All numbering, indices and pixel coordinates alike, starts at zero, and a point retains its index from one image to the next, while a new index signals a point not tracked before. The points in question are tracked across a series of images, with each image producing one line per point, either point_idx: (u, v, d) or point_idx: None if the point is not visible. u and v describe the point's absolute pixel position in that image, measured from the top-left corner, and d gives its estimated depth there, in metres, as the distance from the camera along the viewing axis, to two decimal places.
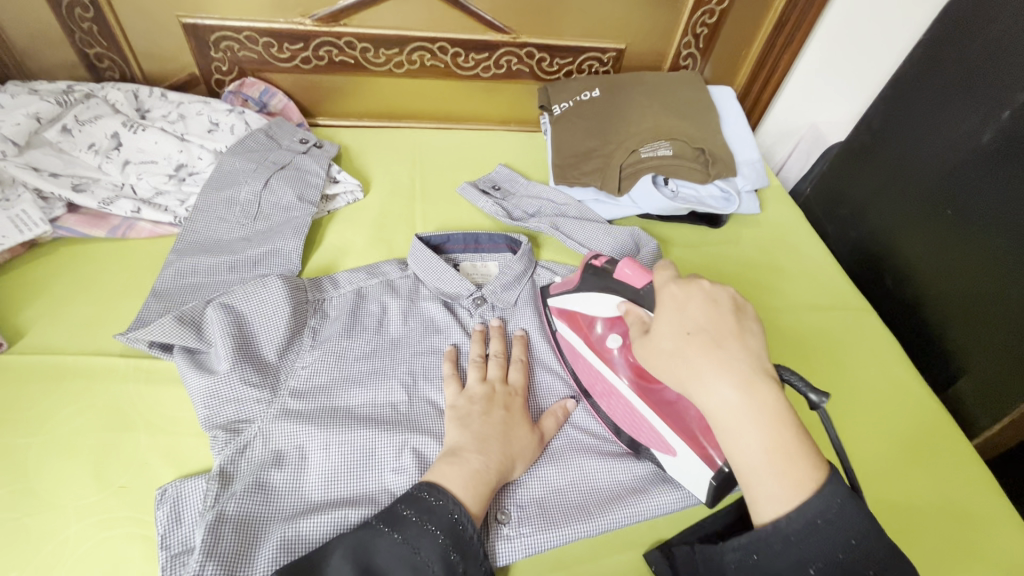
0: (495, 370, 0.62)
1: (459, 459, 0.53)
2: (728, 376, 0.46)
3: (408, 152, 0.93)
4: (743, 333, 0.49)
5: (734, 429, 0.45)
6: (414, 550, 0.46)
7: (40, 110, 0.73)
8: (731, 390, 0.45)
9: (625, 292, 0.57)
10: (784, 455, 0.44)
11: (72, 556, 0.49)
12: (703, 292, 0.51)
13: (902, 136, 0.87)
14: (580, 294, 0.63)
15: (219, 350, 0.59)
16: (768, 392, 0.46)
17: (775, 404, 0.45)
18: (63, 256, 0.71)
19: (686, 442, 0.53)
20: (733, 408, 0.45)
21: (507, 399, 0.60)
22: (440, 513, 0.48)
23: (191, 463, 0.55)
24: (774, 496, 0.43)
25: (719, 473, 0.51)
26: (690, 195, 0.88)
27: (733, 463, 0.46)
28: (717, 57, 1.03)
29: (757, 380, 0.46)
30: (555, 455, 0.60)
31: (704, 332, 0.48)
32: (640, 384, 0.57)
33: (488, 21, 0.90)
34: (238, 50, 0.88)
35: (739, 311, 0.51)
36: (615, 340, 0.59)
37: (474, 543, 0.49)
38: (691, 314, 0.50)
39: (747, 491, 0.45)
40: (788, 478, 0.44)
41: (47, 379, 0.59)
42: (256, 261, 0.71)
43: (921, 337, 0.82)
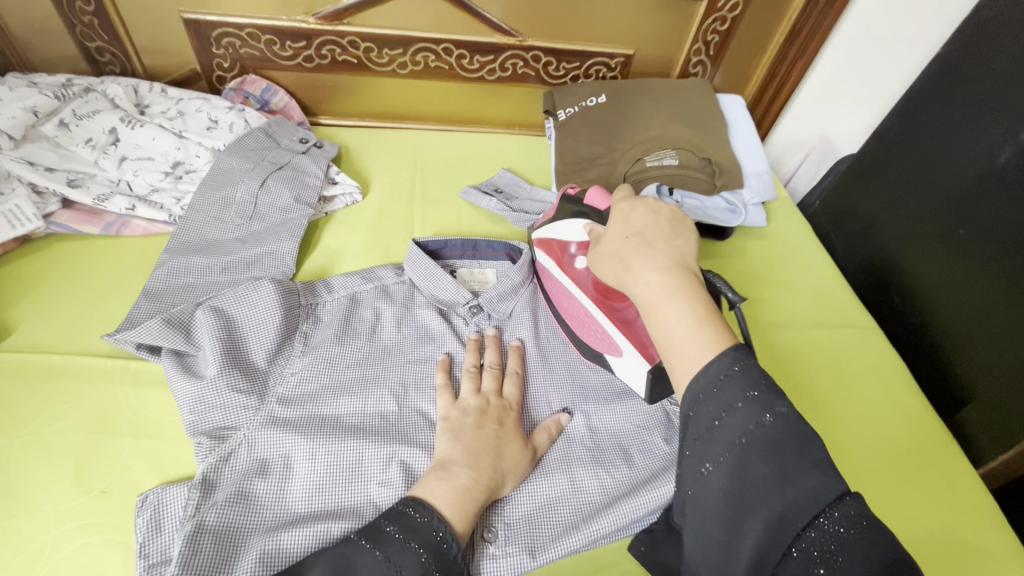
0: (488, 382, 0.61)
1: (446, 475, 0.51)
2: (654, 263, 0.48)
3: (410, 154, 0.92)
4: (677, 238, 0.52)
5: (655, 306, 0.46)
6: (396, 569, 0.45)
7: (38, 104, 0.73)
8: (654, 273, 0.47)
9: (592, 213, 0.64)
10: (700, 323, 0.44)
11: (48, 563, 0.48)
12: (646, 205, 0.55)
13: (914, 151, 0.85)
14: (555, 222, 0.69)
15: (207, 354, 0.58)
16: (691, 278, 0.47)
17: (696, 286, 0.46)
18: (56, 251, 0.71)
19: (632, 343, 0.59)
20: (654, 288, 0.47)
21: (500, 413, 0.58)
22: (424, 531, 0.47)
23: (174, 470, 0.54)
24: (688, 360, 0.43)
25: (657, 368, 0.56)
26: (695, 205, 0.84)
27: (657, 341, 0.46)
28: (727, 65, 1.01)
29: (681, 268, 0.48)
30: (546, 471, 0.58)
31: (639, 235, 0.52)
32: (600, 299, 0.62)
33: (494, 23, 0.88)
34: (240, 46, 0.87)
35: (680, 220, 0.53)
36: (583, 260, 0.65)
37: (459, 563, 0.47)
38: (632, 221, 0.54)
39: (671, 363, 0.45)
40: (701, 342, 0.44)
41: (33, 379, 0.58)
42: (250, 263, 0.70)
43: (928, 358, 0.80)
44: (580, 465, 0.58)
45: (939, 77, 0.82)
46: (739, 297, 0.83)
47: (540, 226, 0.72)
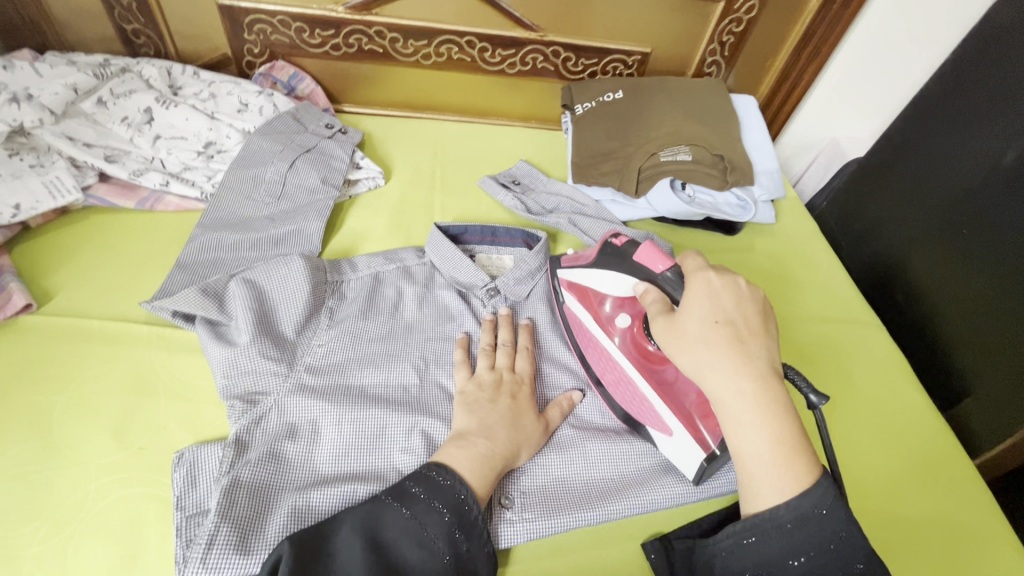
0: (502, 358, 0.63)
1: (466, 443, 0.54)
2: (749, 371, 0.48)
3: (431, 143, 0.95)
4: (765, 333, 0.51)
5: (745, 420, 0.47)
6: (421, 525, 0.48)
7: (78, 82, 0.75)
8: (749, 384, 0.47)
9: (642, 273, 0.59)
10: (789, 453, 0.47)
11: (90, 511, 0.51)
12: (736, 288, 0.53)
13: (921, 154, 0.88)
14: (594, 270, 0.64)
15: (239, 323, 0.61)
16: (782, 394, 0.48)
17: (786, 405, 0.47)
18: (93, 223, 0.73)
19: (684, 424, 0.56)
20: (746, 401, 0.47)
21: (514, 388, 0.61)
22: (447, 492, 0.50)
23: (208, 431, 0.57)
24: (773, 490, 0.46)
25: (710, 454, 0.55)
26: (706, 200, 0.88)
27: (736, 453, 0.48)
28: (740, 66, 1.04)
29: (773, 381, 0.48)
30: (559, 444, 0.61)
31: (731, 326, 0.50)
32: (642, 363, 0.60)
33: (517, 18, 0.91)
34: (271, 33, 0.90)
35: (767, 314, 0.53)
36: (625, 320, 0.62)
37: (479, 524, 0.50)
38: (722, 304, 0.51)
39: (744, 478, 0.48)
40: (788, 476, 0.46)
41: (74, 341, 0.61)
42: (278, 241, 0.73)
43: (929, 354, 0.83)
44: (591, 442, 0.61)
45: (947, 82, 0.85)
46: None
47: (571, 266, 0.67)
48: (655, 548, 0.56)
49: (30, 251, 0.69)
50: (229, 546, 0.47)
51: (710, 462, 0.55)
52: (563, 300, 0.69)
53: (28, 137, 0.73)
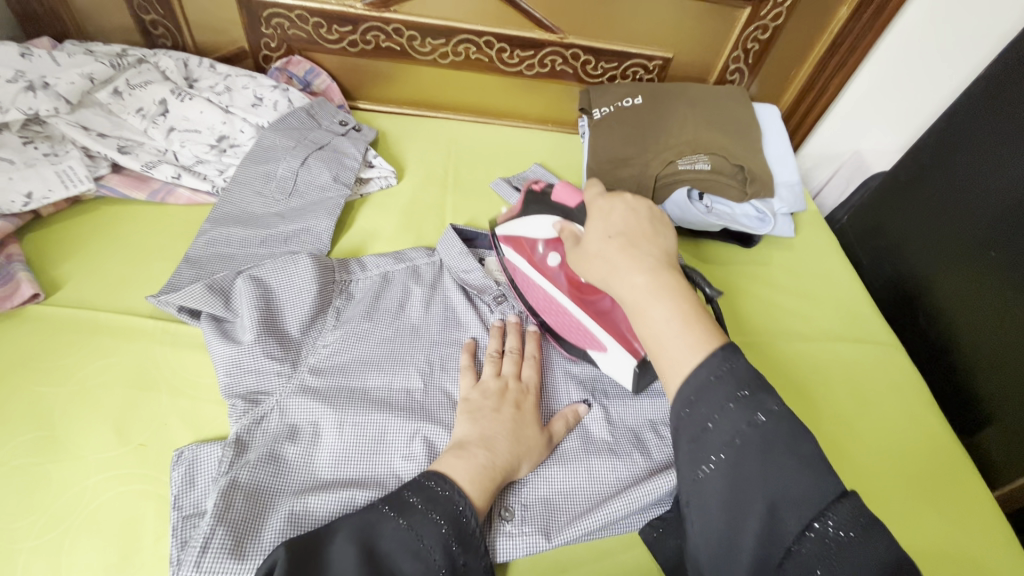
0: (509, 365, 0.62)
1: (467, 453, 0.53)
2: (638, 264, 0.50)
3: (445, 144, 0.94)
4: (657, 236, 0.54)
5: (644, 309, 0.48)
6: (417, 536, 0.46)
7: (94, 71, 0.74)
8: (642, 275, 0.49)
9: (560, 211, 0.62)
10: (686, 323, 0.47)
11: (88, 507, 0.50)
12: (624, 203, 0.56)
13: (947, 172, 0.85)
14: (523, 218, 0.66)
15: (244, 321, 0.60)
16: (675, 279, 0.50)
17: (681, 288, 0.49)
18: (104, 213, 0.73)
19: (618, 341, 0.60)
20: (640, 289, 0.49)
21: (518, 397, 0.59)
22: (444, 503, 0.48)
23: (209, 429, 0.56)
24: (678, 358, 0.46)
25: (642, 360, 0.59)
26: (724, 211, 0.86)
27: (646, 344, 0.48)
28: (765, 75, 1.01)
29: (665, 269, 0.50)
30: (563, 455, 0.59)
31: (622, 234, 0.53)
32: (577, 296, 0.63)
33: (538, 19, 0.89)
34: (288, 28, 0.89)
35: (657, 219, 0.55)
36: (555, 258, 0.64)
37: (476, 536, 0.49)
38: (614, 219, 0.54)
39: (658, 365, 0.47)
40: (688, 342, 0.46)
41: (80, 333, 0.61)
42: (288, 238, 0.72)
43: (951, 379, 0.80)
44: (594, 453, 0.60)
45: (978, 98, 0.82)
46: (763, 306, 0.84)
47: (504, 220, 0.69)
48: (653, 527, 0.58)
49: (41, 239, 0.69)
50: (225, 550, 0.47)
51: (643, 367, 0.59)
52: (501, 253, 0.69)
53: (43, 126, 0.73)
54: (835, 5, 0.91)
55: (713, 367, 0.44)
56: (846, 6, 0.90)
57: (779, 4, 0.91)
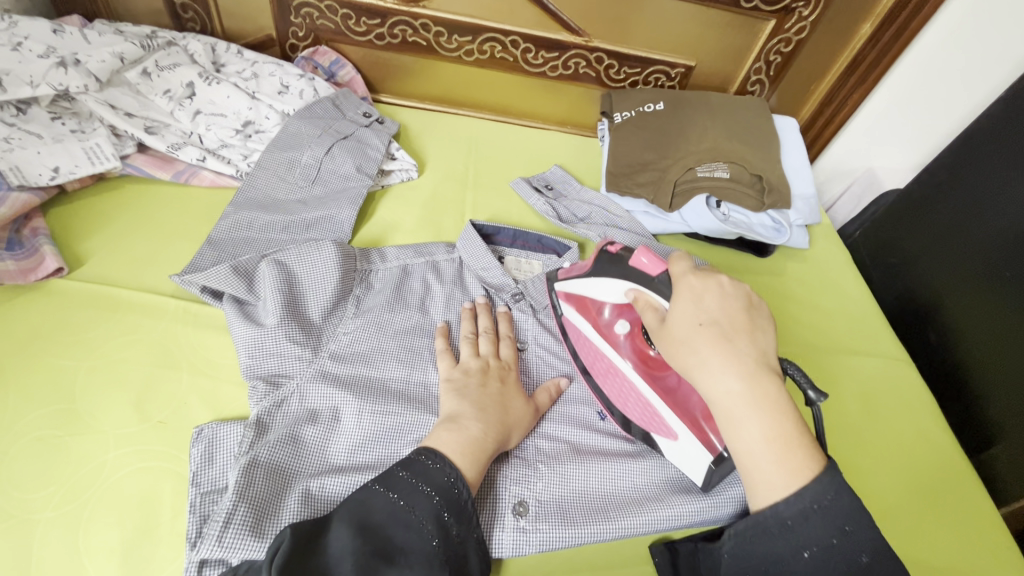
0: (485, 346, 0.63)
1: (457, 426, 0.53)
2: (735, 367, 0.47)
3: (466, 141, 0.95)
4: (756, 330, 0.50)
5: (737, 420, 0.46)
6: (408, 508, 0.47)
7: (126, 51, 0.75)
8: (738, 381, 0.47)
9: (636, 279, 0.57)
10: (784, 444, 0.46)
11: (106, 481, 0.50)
12: (720, 287, 0.52)
13: (964, 192, 0.85)
14: (588, 278, 0.63)
15: (267, 303, 0.61)
16: (773, 388, 0.47)
17: (781, 400, 0.47)
18: (128, 192, 0.74)
19: (688, 427, 0.55)
20: (735, 399, 0.47)
21: (501, 373, 0.61)
22: (434, 475, 0.49)
23: (227, 409, 0.57)
24: (770, 486, 0.45)
25: (717, 456, 0.54)
26: (741, 220, 0.87)
27: (734, 453, 0.47)
28: (785, 88, 1.03)
29: (763, 375, 0.48)
30: (547, 428, 0.62)
31: (717, 325, 0.49)
32: (645, 371, 0.59)
33: (564, 21, 0.90)
34: (317, 17, 0.90)
35: (754, 307, 0.52)
36: (623, 326, 0.61)
37: (469, 509, 0.49)
38: (708, 305, 0.51)
39: (746, 477, 0.47)
40: (787, 467, 0.45)
41: (102, 308, 0.61)
42: (310, 225, 0.72)
43: (960, 396, 0.81)
44: (609, 459, 0.60)
45: (995, 119, 0.82)
46: (776, 316, 0.84)
47: (566, 276, 0.66)
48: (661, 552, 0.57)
49: (65, 215, 0.69)
50: (245, 528, 0.46)
51: (717, 465, 0.54)
52: (562, 312, 0.67)
53: (71, 102, 0.74)
54: (858, 22, 0.92)
55: (815, 494, 0.44)
56: (869, 23, 0.91)
57: (803, 18, 0.92)
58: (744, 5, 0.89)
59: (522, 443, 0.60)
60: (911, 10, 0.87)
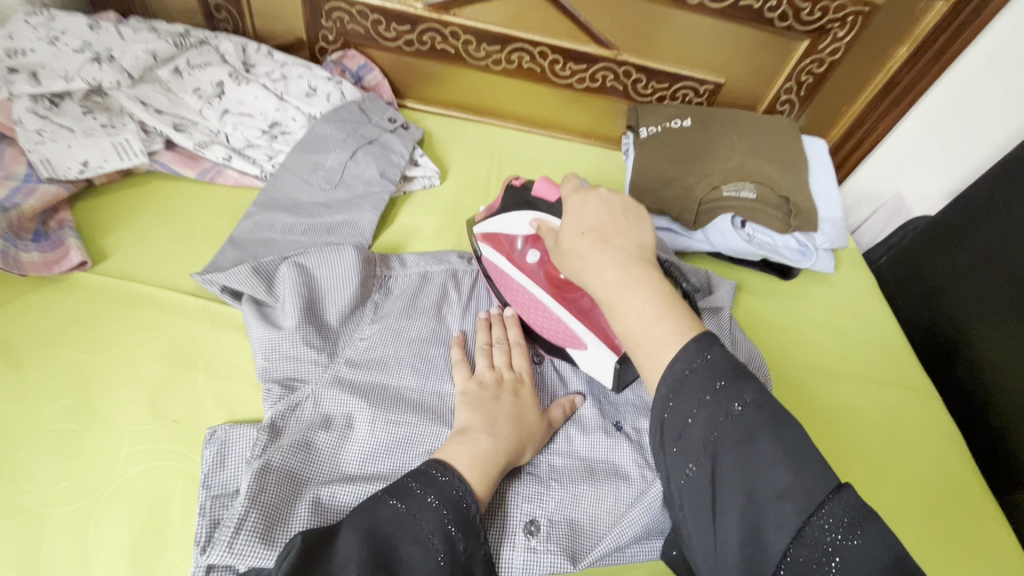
0: (500, 356, 0.62)
1: (467, 439, 0.52)
2: (611, 258, 0.46)
3: (489, 150, 0.94)
4: (634, 230, 0.49)
5: (616, 305, 0.45)
6: (414, 521, 0.45)
7: (158, 49, 0.75)
8: (614, 269, 0.46)
9: (540, 207, 0.60)
10: (661, 315, 0.43)
11: (118, 478, 0.50)
12: (601, 197, 0.52)
13: (998, 223, 0.82)
14: (499, 215, 0.65)
15: (287, 307, 0.60)
16: (650, 272, 0.45)
17: (656, 280, 0.45)
18: (153, 188, 0.74)
19: (595, 336, 0.60)
20: (613, 285, 0.45)
21: (515, 385, 0.59)
22: (443, 488, 0.48)
23: (240, 412, 0.56)
24: (652, 357, 0.42)
25: (621, 357, 0.58)
26: (766, 241, 0.86)
27: (624, 339, 0.45)
28: (815, 109, 1.00)
29: (639, 263, 0.46)
30: (559, 445, 0.60)
31: (596, 229, 0.49)
32: (555, 293, 0.63)
33: (594, 34, 0.89)
34: (348, 22, 0.90)
35: (635, 212, 0.51)
36: (535, 254, 0.64)
37: (477, 523, 0.47)
38: (588, 213, 0.51)
39: (636, 361, 0.44)
40: (664, 333, 0.42)
41: (122, 304, 0.61)
42: (331, 229, 0.72)
43: (988, 435, 0.79)
44: (624, 481, 0.58)
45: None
46: (796, 340, 0.82)
47: (483, 217, 0.69)
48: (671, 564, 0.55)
49: (92, 209, 0.70)
50: (256, 535, 0.46)
51: (621, 364, 0.58)
52: (480, 252, 0.69)
53: (104, 97, 0.74)
54: (894, 45, 0.90)
55: (687, 360, 0.40)
56: (906, 46, 0.89)
57: (838, 38, 0.90)
58: (778, 24, 0.88)
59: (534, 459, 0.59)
60: (949, 34, 0.85)
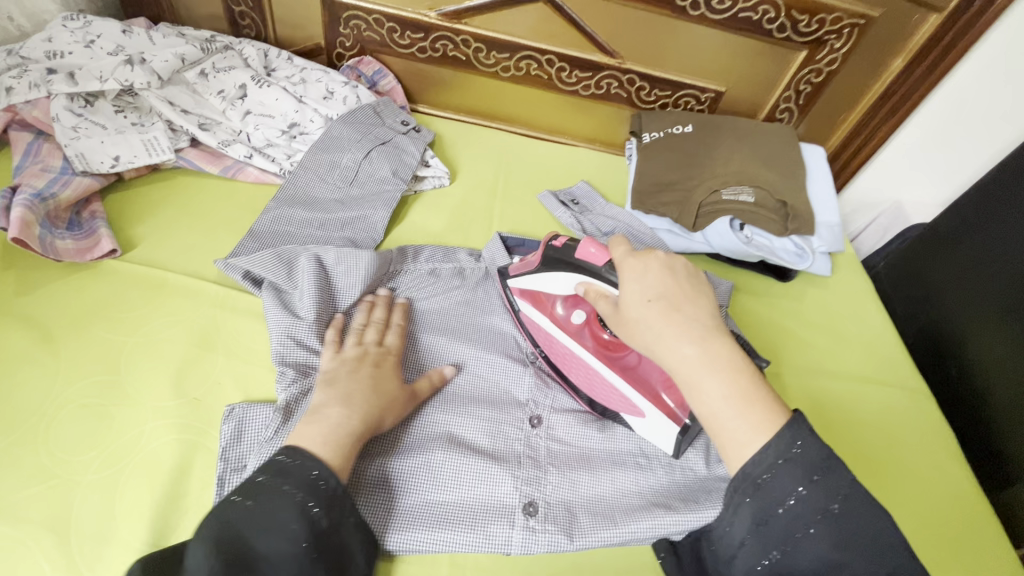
0: (370, 333, 0.63)
1: (319, 416, 0.52)
2: (688, 335, 0.48)
3: (497, 153, 0.98)
4: (697, 295, 0.51)
5: (696, 384, 0.47)
6: (271, 513, 0.45)
7: (186, 53, 0.80)
8: (692, 348, 0.47)
9: (584, 270, 0.60)
10: (745, 401, 0.46)
11: (144, 448, 0.53)
12: (659, 259, 0.52)
13: (991, 230, 0.85)
14: (539, 274, 0.65)
15: (304, 294, 0.64)
16: (725, 348, 0.48)
17: (732, 357, 0.47)
18: (178, 183, 0.78)
19: (651, 400, 0.60)
20: (693, 365, 0.47)
21: (378, 358, 0.60)
22: (296, 472, 0.47)
23: (258, 392, 0.60)
24: (742, 444, 0.45)
25: (683, 426, 0.59)
26: (764, 243, 0.88)
27: (703, 418, 0.47)
28: (813, 117, 1.03)
29: (714, 338, 0.48)
30: (426, 421, 0.61)
31: (663, 298, 0.50)
32: (602, 353, 0.63)
33: (599, 43, 0.93)
34: (364, 30, 0.94)
35: (692, 275, 0.52)
36: (580, 316, 0.65)
37: (340, 496, 0.48)
38: (650, 279, 0.51)
39: (717, 440, 0.47)
40: (751, 422, 0.45)
41: (147, 290, 0.65)
42: (345, 224, 0.76)
43: (980, 433, 0.81)
44: (619, 468, 0.61)
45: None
46: (792, 339, 0.85)
47: (516, 271, 0.68)
48: (664, 548, 0.58)
49: (120, 202, 0.74)
50: None
51: (684, 434, 0.59)
52: (517, 306, 0.69)
53: (134, 98, 0.79)
54: (890, 56, 0.93)
55: (781, 451, 0.44)
56: (901, 58, 0.92)
57: (835, 49, 0.93)
58: (776, 35, 0.91)
59: (534, 443, 0.62)
60: (944, 46, 0.88)
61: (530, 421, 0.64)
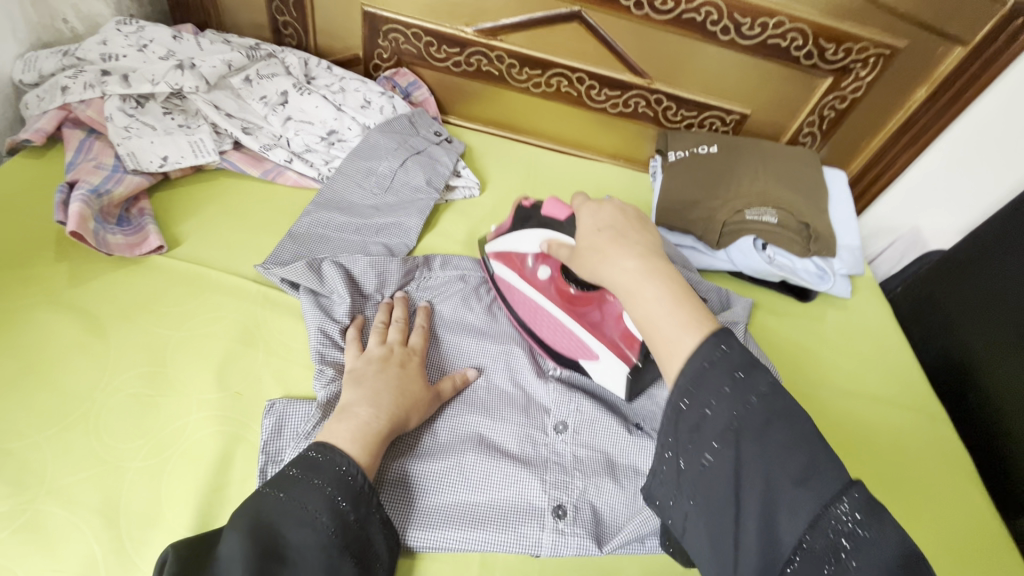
0: (394, 332, 0.65)
1: (348, 414, 0.54)
2: (629, 251, 0.51)
3: (525, 166, 1.00)
4: (645, 231, 0.55)
5: (635, 291, 0.49)
6: (301, 504, 0.46)
7: (232, 60, 0.83)
8: (634, 261, 0.50)
9: (550, 224, 0.65)
10: (677, 303, 0.47)
11: (187, 438, 0.55)
12: (613, 203, 0.57)
13: (1009, 261, 0.86)
14: (512, 235, 0.70)
15: (341, 296, 0.66)
16: (666, 266, 0.51)
17: (671, 273, 0.50)
18: (220, 184, 0.81)
19: (611, 348, 0.64)
20: (632, 274, 0.50)
21: (403, 358, 0.62)
22: (326, 468, 0.49)
23: (297, 389, 0.61)
24: (675, 340, 0.45)
25: (633, 367, 0.63)
26: (785, 263, 0.90)
27: (641, 325, 0.49)
28: (836, 142, 1.05)
29: (655, 258, 0.51)
30: (450, 421, 0.63)
31: (612, 228, 0.54)
32: (568, 307, 0.67)
33: (629, 62, 0.95)
34: (402, 42, 0.98)
35: (644, 218, 0.56)
36: (545, 271, 0.69)
37: (367, 493, 0.49)
38: (603, 215, 0.56)
39: (656, 345, 0.47)
40: (680, 321, 0.46)
41: (191, 287, 0.67)
42: (380, 229, 0.79)
43: (997, 460, 0.81)
44: (644, 478, 0.62)
45: None
46: (812, 359, 0.86)
47: (494, 238, 0.74)
48: None
49: (165, 201, 0.77)
50: None
51: (634, 375, 0.63)
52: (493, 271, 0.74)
53: (182, 100, 0.81)
54: (914, 86, 0.95)
55: (708, 354, 0.43)
56: (924, 88, 0.94)
57: (860, 78, 0.95)
58: (803, 62, 0.93)
59: (558, 448, 0.63)
60: (968, 77, 0.90)
61: (554, 427, 0.65)
